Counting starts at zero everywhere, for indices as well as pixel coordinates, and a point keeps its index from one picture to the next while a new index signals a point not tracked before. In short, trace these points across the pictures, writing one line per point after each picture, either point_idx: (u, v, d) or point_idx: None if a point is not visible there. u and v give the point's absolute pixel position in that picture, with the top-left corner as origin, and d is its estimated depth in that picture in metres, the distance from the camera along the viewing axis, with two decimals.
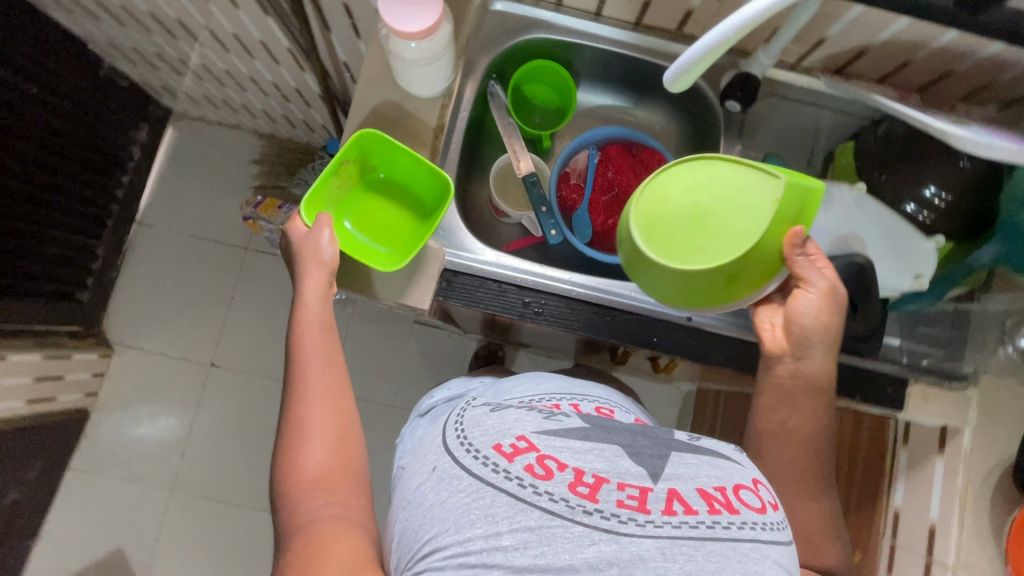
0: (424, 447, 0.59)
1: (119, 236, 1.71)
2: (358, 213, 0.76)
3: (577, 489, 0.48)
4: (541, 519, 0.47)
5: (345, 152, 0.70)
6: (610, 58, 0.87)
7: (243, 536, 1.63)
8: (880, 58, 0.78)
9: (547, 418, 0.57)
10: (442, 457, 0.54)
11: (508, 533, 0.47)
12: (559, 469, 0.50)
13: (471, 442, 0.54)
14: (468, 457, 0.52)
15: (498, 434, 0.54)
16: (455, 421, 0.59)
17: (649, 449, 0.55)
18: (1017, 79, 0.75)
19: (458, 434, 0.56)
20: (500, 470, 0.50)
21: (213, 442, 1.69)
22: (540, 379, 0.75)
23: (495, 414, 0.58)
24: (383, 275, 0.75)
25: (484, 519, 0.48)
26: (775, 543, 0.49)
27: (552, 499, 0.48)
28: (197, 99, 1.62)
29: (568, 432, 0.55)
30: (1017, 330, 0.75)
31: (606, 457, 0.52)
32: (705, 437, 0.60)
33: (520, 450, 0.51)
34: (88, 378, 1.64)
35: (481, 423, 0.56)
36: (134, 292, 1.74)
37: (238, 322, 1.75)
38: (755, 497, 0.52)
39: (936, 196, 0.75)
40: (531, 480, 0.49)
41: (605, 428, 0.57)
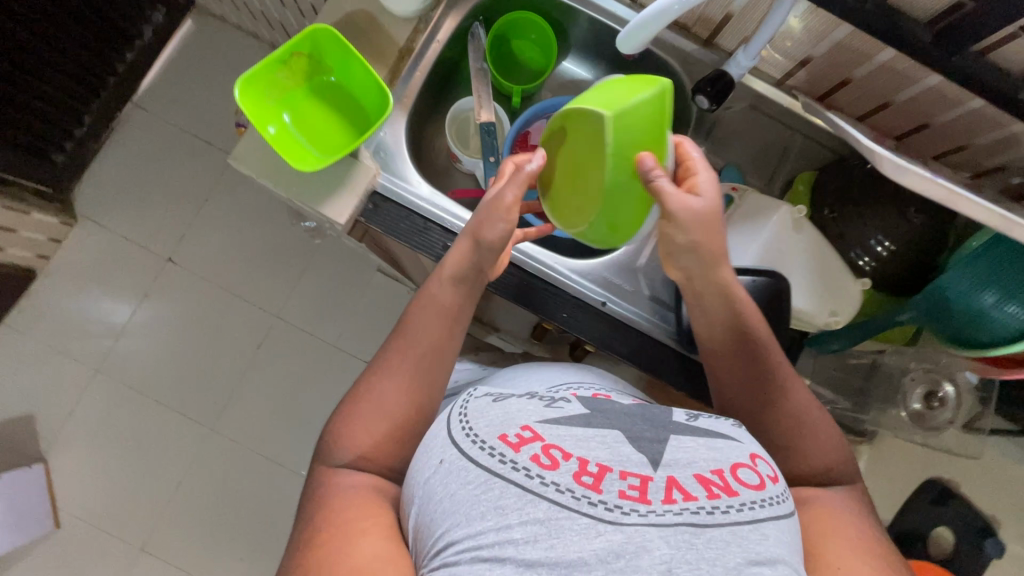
0: (425, 435, 0.51)
1: (109, 109, 1.48)
2: (300, 110, 0.74)
3: (581, 479, 0.43)
4: (550, 512, 0.41)
5: (294, 43, 0.68)
6: (601, 29, 0.85)
7: (161, 448, 1.47)
8: (863, 93, 0.76)
9: (550, 403, 0.50)
10: (448, 448, 0.47)
11: (517, 526, 0.41)
12: (564, 459, 0.44)
13: (474, 430, 0.47)
14: (472, 447, 0.46)
15: (501, 423, 0.47)
16: (456, 409, 0.51)
17: (649, 431, 0.48)
18: (991, 147, 0.72)
19: (460, 420, 0.49)
20: (506, 461, 0.44)
21: (154, 349, 1.49)
22: (540, 370, 0.67)
23: (498, 401, 0.50)
24: (306, 178, 0.72)
25: (491, 511, 0.42)
26: (775, 520, 0.44)
27: (558, 490, 0.42)
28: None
29: (570, 420, 0.48)
30: (914, 386, 0.77)
31: (607, 444, 0.46)
32: (702, 413, 0.53)
33: (524, 441, 0.45)
34: (42, 241, 1.43)
35: (483, 411, 0.49)
36: (112, 174, 1.53)
37: (207, 224, 1.54)
38: (755, 474, 0.46)
39: (880, 247, 0.73)
40: (536, 471, 0.43)
41: (607, 412, 0.50)
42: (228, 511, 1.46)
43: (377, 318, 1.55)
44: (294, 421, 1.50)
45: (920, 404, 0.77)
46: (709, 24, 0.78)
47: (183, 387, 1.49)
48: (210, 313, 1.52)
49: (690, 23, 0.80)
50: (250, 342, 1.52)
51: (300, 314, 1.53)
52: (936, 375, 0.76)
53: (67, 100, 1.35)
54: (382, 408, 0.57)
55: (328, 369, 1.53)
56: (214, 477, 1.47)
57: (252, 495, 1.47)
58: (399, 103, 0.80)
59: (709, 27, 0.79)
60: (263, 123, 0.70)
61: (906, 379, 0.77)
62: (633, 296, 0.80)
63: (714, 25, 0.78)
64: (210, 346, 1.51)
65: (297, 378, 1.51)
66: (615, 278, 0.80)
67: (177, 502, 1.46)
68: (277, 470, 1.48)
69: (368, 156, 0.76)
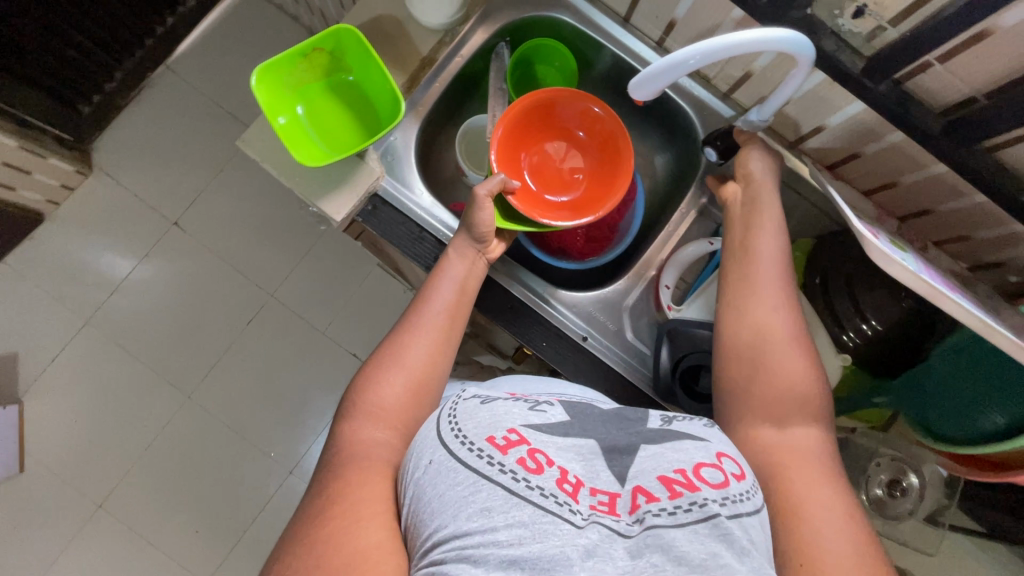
0: (415, 438, 0.52)
1: (141, 68, 1.49)
2: (314, 104, 0.75)
3: (563, 485, 0.44)
4: (534, 515, 0.42)
5: (318, 38, 0.69)
6: (625, 68, 0.86)
7: (138, 407, 1.47)
8: (871, 169, 0.76)
9: (533, 408, 0.52)
10: (438, 449, 0.48)
11: (503, 527, 0.41)
12: (548, 464, 0.45)
13: (463, 431, 0.48)
14: (461, 448, 0.47)
15: (489, 425, 0.48)
16: (446, 409, 0.53)
17: (622, 441, 0.50)
18: (990, 243, 0.72)
19: (450, 423, 0.50)
20: (494, 462, 0.45)
21: (147, 307, 1.50)
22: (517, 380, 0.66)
23: (486, 403, 0.52)
24: (310, 171, 0.73)
25: (478, 512, 0.42)
26: (749, 521, 0.45)
27: (542, 494, 0.43)
28: None
29: (552, 426, 0.50)
30: (881, 474, 0.79)
31: (583, 457, 0.48)
32: (676, 415, 0.55)
33: (512, 443, 0.46)
34: (54, 186, 1.43)
35: (472, 413, 0.50)
36: (130, 131, 1.52)
37: (218, 194, 1.53)
38: (719, 472, 0.47)
39: (866, 326, 0.73)
40: (523, 474, 0.44)
41: (585, 419, 0.53)
42: (192, 479, 1.46)
43: (369, 311, 1.55)
44: (272, 399, 1.50)
45: (882, 491, 0.78)
46: (729, 78, 0.79)
47: (169, 349, 1.49)
48: (207, 282, 1.52)
49: (711, 74, 0.81)
50: (240, 315, 1.52)
51: (294, 296, 1.53)
52: (903, 466, 0.79)
53: (100, 54, 1.37)
54: (407, 366, 0.62)
55: (313, 354, 1.53)
56: (185, 443, 1.47)
57: (219, 466, 1.47)
58: (414, 109, 0.81)
59: (730, 81, 0.80)
60: (275, 113, 0.71)
61: (873, 463, 0.79)
62: (614, 336, 0.82)
63: (733, 81, 0.79)
64: (202, 312, 1.51)
65: (286, 358, 1.52)
66: (600, 315, 0.83)
67: (145, 462, 1.46)
68: (247, 445, 1.48)
69: (375, 159, 0.77)
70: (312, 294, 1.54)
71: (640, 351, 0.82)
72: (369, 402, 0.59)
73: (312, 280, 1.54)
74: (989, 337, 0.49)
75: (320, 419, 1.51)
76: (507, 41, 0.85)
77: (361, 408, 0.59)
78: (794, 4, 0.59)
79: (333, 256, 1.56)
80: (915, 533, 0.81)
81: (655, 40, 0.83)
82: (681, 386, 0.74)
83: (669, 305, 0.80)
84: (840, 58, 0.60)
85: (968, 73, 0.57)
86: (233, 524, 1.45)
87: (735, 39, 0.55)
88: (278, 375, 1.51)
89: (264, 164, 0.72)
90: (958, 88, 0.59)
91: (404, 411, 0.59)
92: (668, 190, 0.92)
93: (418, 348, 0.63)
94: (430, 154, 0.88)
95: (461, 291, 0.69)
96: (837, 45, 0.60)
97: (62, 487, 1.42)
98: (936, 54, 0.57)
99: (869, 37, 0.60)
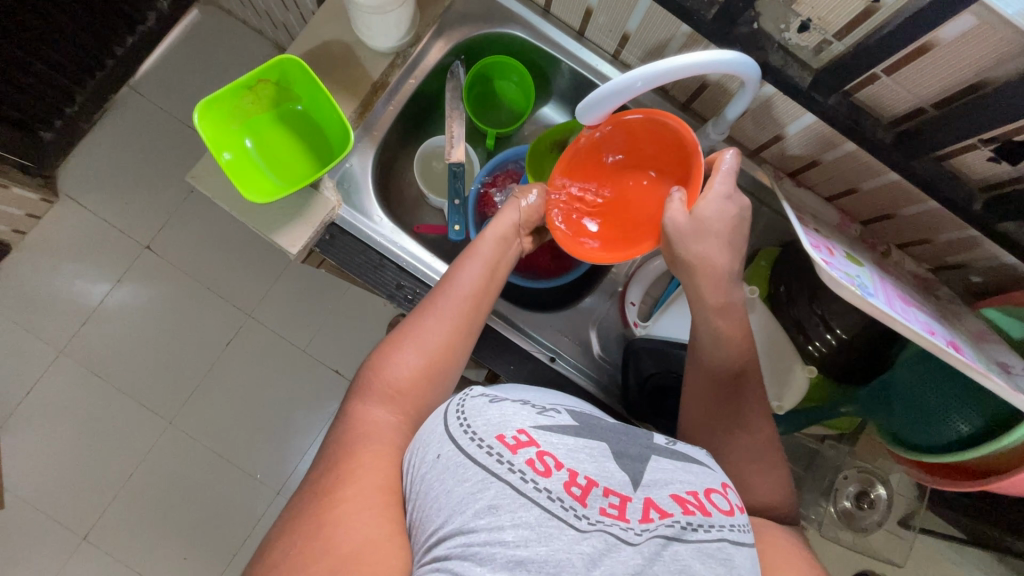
0: (421, 430, 0.50)
1: (103, 91, 1.45)
2: (263, 136, 0.74)
3: (570, 488, 0.44)
4: (540, 518, 0.42)
5: (261, 71, 0.68)
6: (583, 81, 0.84)
7: (119, 436, 1.44)
8: (831, 177, 0.76)
9: (541, 411, 0.50)
10: (445, 443, 0.46)
11: (510, 528, 0.41)
12: (557, 468, 0.44)
13: (472, 427, 0.46)
14: (471, 444, 0.45)
15: (498, 424, 0.46)
16: (453, 404, 0.50)
17: (632, 449, 0.50)
18: (951, 246, 0.72)
19: (457, 416, 0.48)
20: (504, 461, 0.44)
21: (123, 332, 1.47)
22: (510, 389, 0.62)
23: (494, 400, 0.49)
24: (261, 205, 0.72)
25: (486, 510, 0.42)
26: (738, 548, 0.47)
27: (549, 497, 0.43)
28: None
29: (562, 428, 0.48)
30: (848, 486, 0.80)
31: (594, 457, 0.47)
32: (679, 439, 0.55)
33: (522, 443, 0.45)
34: (20, 216, 1.39)
35: (481, 410, 0.47)
36: (94, 156, 1.48)
37: (189, 216, 1.50)
38: (726, 500, 0.49)
39: (831, 335, 0.74)
40: (531, 475, 0.43)
41: (593, 425, 0.51)
42: (178, 505, 1.44)
43: (349, 326, 1.53)
44: (254, 421, 1.48)
45: (849, 503, 0.79)
46: (686, 90, 0.78)
47: (148, 375, 1.47)
48: (182, 305, 1.49)
49: (669, 86, 0.79)
50: (219, 337, 1.50)
51: (272, 315, 1.51)
52: (868, 478, 0.79)
53: (60, 79, 1.33)
54: (428, 346, 0.60)
55: (293, 372, 1.51)
56: (170, 470, 1.45)
57: (205, 492, 1.45)
58: (368, 134, 0.79)
59: (689, 91, 0.78)
60: (220, 149, 0.69)
61: (840, 476, 0.80)
62: (582, 354, 0.83)
63: (692, 91, 0.78)
64: (180, 336, 1.49)
65: (267, 378, 1.50)
66: (565, 333, 0.84)
67: (129, 491, 1.43)
68: (232, 469, 1.46)
69: (330, 188, 0.75)
70: (290, 313, 1.52)
71: (607, 367, 0.83)
72: (383, 381, 0.57)
73: (289, 299, 1.52)
74: (937, 356, 0.48)
75: (305, 438, 1.49)
76: (463, 60, 0.84)
77: (376, 386, 0.57)
78: (738, 20, 0.59)
79: (310, 274, 1.54)
80: (885, 543, 0.85)
81: (611, 53, 0.81)
82: (648, 403, 0.75)
83: (635, 322, 0.79)
84: (788, 72, 0.60)
85: (915, 85, 0.56)
86: (221, 548, 1.44)
87: (675, 62, 0.53)
88: (259, 395, 1.49)
89: (215, 200, 0.71)
90: (906, 99, 0.58)
91: (415, 396, 0.57)
92: None
93: (435, 328, 0.61)
94: (388, 177, 0.86)
95: (488, 271, 0.66)
96: (783, 60, 0.60)
97: (46, 522, 1.40)
98: (882, 68, 0.56)
99: (816, 50, 0.60)
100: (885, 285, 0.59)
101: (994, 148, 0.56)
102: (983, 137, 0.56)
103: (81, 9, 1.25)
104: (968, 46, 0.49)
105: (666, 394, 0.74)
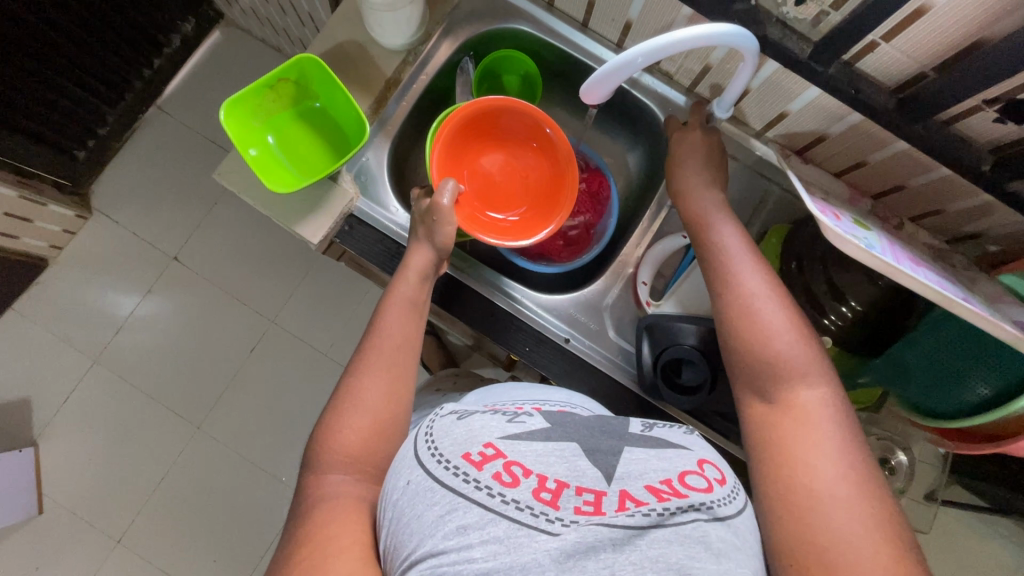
0: (393, 461, 0.51)
1: (132, 110, 1.52)
2: (285, 133, 0.78)
3: (540, 495, 0.44)
4: (509, 530, 0.41)
5: (283, 69, 0.72)
6: (588, 70, 0.86)
7: (149, 442, 1.49)
8: (837, 151, 0.76)
9: (512, 419, 0.51)
10: (414, 468, 0.47)
11: (479, 544, 0.41)
12: (524, 476, 0.45)
13: (439, 449, 0.47)
14: (437, 467, 0.46)
15: (465, 441, 0.47)
16: (422, 430, 0.51)
17: (604, 445, 0.50)
18: (961, 215, 0.72)
19: (425, 440, 0.49)
20: (469, 479, 0.44)
21: (153, 341, 1.52)
22: (511, 388, 0.64)
23: (462, 418, 0.51)
24: (284, 199, 0.75)
25: (454, 531, 0.42)
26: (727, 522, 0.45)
27: (518, 507, 0.42)
28: (249, 13, 1.44)
29: (531, 434, 0.49)
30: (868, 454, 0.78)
31: (564, 459, 0.47)
32: (657, 423, 0.55)
33: (487, 458, 0.46)
34: (56, 232, 1.46)
35: (448, 429, 0.49)
36: (124, 172, 1.56)
37: (214, 227, 1.56)
38: (702, 478, 0.48)
39: (847, 308, 0.73)
40: (498, 489, 0.43)
41: (566, 425, 0.52)
42: (206, 508, 1.48)
43: None
44: (279, 424, 1.52)
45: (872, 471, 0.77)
46: (689, 73, 0.80)
47: (177, 382, 1.52)
48: (208, 313, 1.54)
49: (672, 71, 0.82)
50: (243, 343, 1.54)
51: (294, 320, 1.56)
52: (886, 445, 0.78)
53: (95, 102, 1.41)
54: (366, 405, 0.59)
55: (314, 375, 1.54)
56: (198, 474, 1.49)
57: (231, 495, 1.48)
58: (383, 129, 0.82)
59: (691, 74, 0.80)
60: (245, 146, 0.73)
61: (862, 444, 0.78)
62: (596, 336, 0.82)
63: (694, 75, 0.80)
64: (206, 343, 1.54)
65: (289, 381, 1.54)
66: (581, 316, 0.82)
67: (160, 495, 1.47)
68: (259, 472, 1.50)
69: (348, 180, 0.79)
70: (311, 319, 1.56)
71: (626, 350, 0.81)
72: (332, 449, 0.56)
73: (311, 304, 1.56)
74: (951, 310, 0.49)
75: None
76: (471, 56, 0.87)
77: (329, 454, 0.56)
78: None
79: (329, 280, 1.57)
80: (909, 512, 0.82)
81: (614, 42, 0.83)
82: (665, 380, 0.75)
83: (647, 301, 0.80)
84: (787, 45, 0.61)
85: (914, 50, 0.57)
86: (248, 550, 1.47)
87: (673, 38, 0.55)
88: (282, 399, 1.53)
89: (241, 195, 0.75)
90: (906, 64, 0.59)
91: (368, 457, 0.57)
92: (641, 189, 0.94)
93: (371, 387, 0.61)
94: (403, 170, 0.89)
95: (414, 311, 0.68)
96: (782, 33, 0.61)
97: (82, 526, 1.45)
98: (879, 34, 0.57)
99: (814, 22, 0.61)
100: (896, 249, 0.60)
101: (999, 108, 0.56)
102: (985, 97, 0.56)
103: (114, 36, 1.32)
104: (963, 7, 0.50)
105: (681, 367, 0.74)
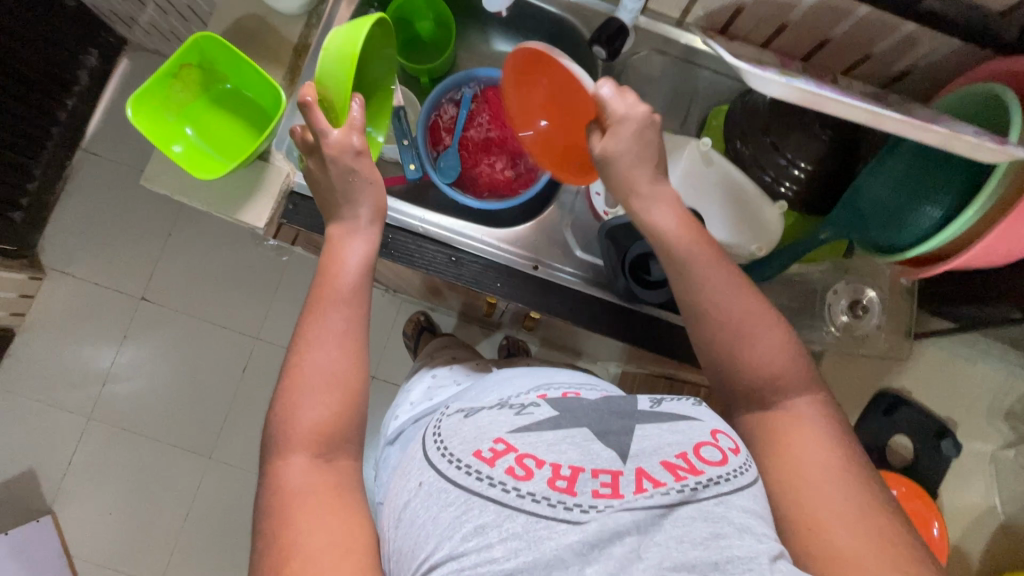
0: (403, 467, 0.51)
1: (58, 157, 1.45)
2: (203, 122, 0.75)
3: (555, 483, 0.43)
4: (527, 524, 0.41)
5: (181, 54, 0.69)
6: None
7: (165, 482, 1.48)
8: (757, 19, 0.76)
9: (520, 411, 0.50)
10: (425, 471, 0.46)
11: (498, 543, 0.40)
12: (538, 467, 0.44)
13: (450, 451, 0.47)
14: (450, 468, 0.45)
15: (475, 439, 0.47)
16: (431, 431, 0.51)
17: (615, 424, 0.49)
18: (890, 53, 0.72)
19: (435, 443, 0.49)
20: (482, 477, 0.44)
21: (144, 385, 1.50)
22: (511, 378, 0.64)
23: (470, 417, 0.51)
24: (217, 189, 0.73)
25: (473, 531, 0.41)
26: (743, 492, 0.45)
27: (534, 499, 0.42)
28: (154, 34, 1.36)
29: (541, 425, 0.48)
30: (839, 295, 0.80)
31: (577, 444, 0.46)
32: (665, 396, 0.53)
33: (499, 453, 0.45)
34: (15, 299, 1.41)
35: (456, 429, 0.49)
36: (69, 224, 1.50)
37: (173, 259, 1.52)
38: (717, 450, 0.47)
39: (798, 170, 0.76)
40: (512, 483, 0.43)
41: (574, 410, 0.51)
42: (237, 530, 1.48)
43: None
44: None
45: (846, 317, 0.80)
46: None
47: (177, 419, 1.50)
48: (190, 345, 1.52)
49: None
50: (234, 366, 1.52)
51: (279, 332, 1.54)
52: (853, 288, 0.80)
53: (22, 160, 1.34)
54: (327, 376, 0.55)
55: None
56: (221, 502, 1.49)
57: None
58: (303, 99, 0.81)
59: None
60: (168, 143, 0.71)
61: (831, 292, 0.81)
62: (565, 257, 0.83)
63: None
64: (196, 375, 1.52)
65: None
66: (545, 243, 0.84)
67: (188, 530, 1.47)
68: None
69: (281, 158, 0.76)
70: None
71: (593, 263, 0.83)
72: (293, 432, 0.53)
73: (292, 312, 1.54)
74: (880, 125, 0.51)
75: None
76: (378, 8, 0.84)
77: (292, 439, 0.53)
78: None
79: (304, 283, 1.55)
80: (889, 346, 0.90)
81: None
82: (638, 283, 0.75)
83: (604, 211, 0.82)
84: None
85: None
86: None
87: None
88: None
89: (174, 194, 0.73)
90: None
91: (341, 433, 0.54)
92: None
93: (324, 357, 0.56)
94: None
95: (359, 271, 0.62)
96: None
97: None
98: None
99: None
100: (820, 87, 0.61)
101: None
102: None
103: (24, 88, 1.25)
104: None
105: (648, 262, 0.75)
